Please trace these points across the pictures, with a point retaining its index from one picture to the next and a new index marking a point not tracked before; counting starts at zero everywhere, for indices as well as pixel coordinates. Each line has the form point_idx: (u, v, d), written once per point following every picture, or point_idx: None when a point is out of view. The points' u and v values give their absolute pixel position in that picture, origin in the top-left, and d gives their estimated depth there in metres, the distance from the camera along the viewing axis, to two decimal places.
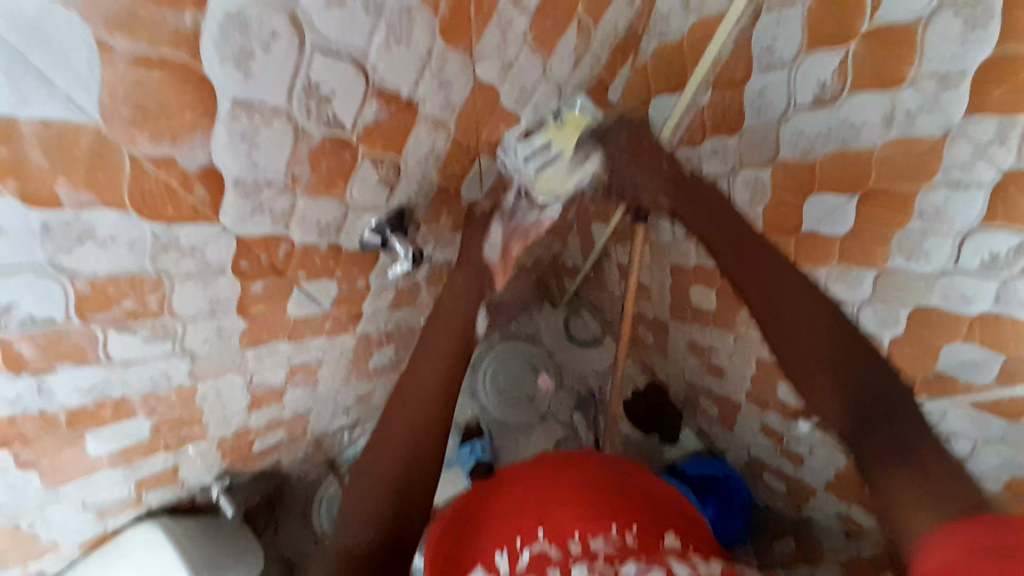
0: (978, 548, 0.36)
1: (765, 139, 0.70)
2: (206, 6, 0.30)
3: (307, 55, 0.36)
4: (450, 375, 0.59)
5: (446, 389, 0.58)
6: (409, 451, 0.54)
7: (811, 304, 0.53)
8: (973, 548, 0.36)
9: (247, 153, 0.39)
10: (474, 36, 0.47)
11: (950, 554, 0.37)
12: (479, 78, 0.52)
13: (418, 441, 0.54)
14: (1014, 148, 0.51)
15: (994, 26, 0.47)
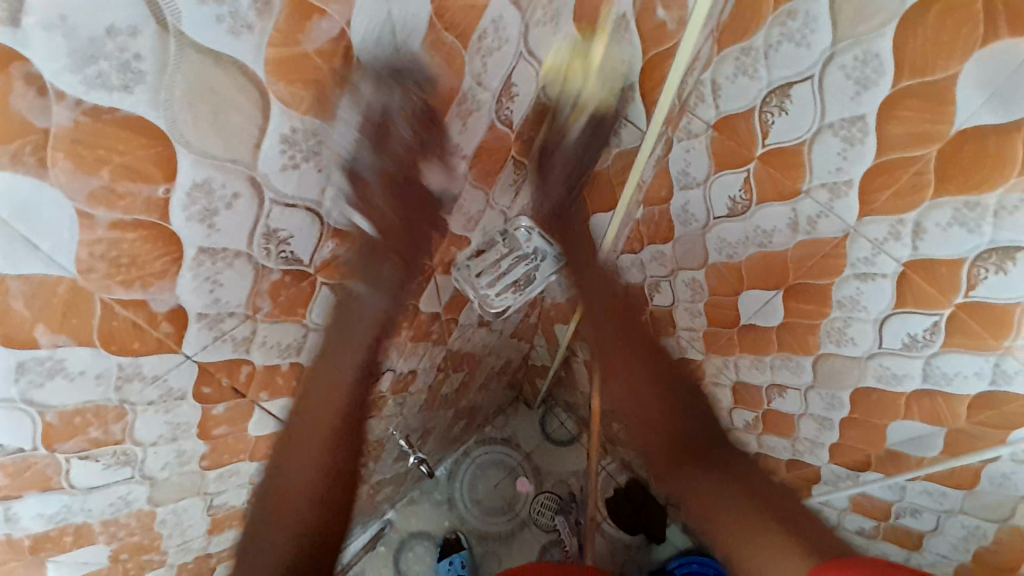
0: None
1: (695, 246, 0.77)
2: (175, 179, 0.36)
3: (265, 208, 0.42)
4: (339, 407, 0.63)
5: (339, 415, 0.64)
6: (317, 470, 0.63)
7: (672, 391, 0.84)
8: None
9: (210, 291, 0.44)
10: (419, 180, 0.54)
11: None
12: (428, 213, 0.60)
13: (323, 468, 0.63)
14: (907, 242, 0.55)
15: (869, 143, 0.52)
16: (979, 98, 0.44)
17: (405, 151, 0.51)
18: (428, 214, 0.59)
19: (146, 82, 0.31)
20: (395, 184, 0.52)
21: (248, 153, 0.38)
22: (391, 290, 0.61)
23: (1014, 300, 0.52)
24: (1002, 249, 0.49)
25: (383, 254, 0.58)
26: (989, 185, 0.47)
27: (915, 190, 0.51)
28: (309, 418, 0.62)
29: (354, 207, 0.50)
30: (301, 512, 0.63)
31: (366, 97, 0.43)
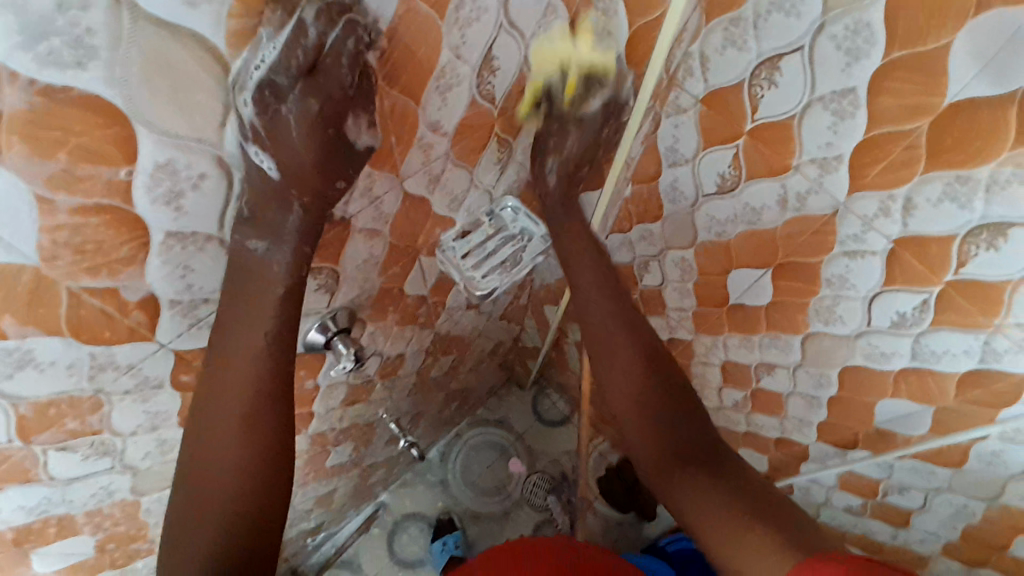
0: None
1: (684, 224, 0.76)
2: (136, 161, 0.34)
3: (235, 189, 0.41)
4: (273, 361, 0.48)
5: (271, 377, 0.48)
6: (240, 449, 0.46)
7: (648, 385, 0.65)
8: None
9: (181, 276, 0.43)
10: (398, 158, 0.52)
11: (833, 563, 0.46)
12: (409, 192, 0.58)
13: (255, 442, 0.47)
14: (897, 218, 0.54)
15: (860, 116, 0.50)
16: (973, 70, 0.42)
17: (337, 87, 0.41)
18: (349, 163, 0.46)
19: (101, 58, 0.29)
20: (320, 124, 0.42)
21: (213, 131, 0.37)
22: (299, 244, 0.46)
23: (1003, 278, 0.51)
24: (994, 225, 0.49)
25: (290, 203, 0.44)
26: (981, 160, 0.46)
27: (906, 164, 0.50)
28: (219, 391, 0.47)
29: (256, 142, 0.39)
30: (222, 518, 0.45)
31: (312, 32, 0.38)
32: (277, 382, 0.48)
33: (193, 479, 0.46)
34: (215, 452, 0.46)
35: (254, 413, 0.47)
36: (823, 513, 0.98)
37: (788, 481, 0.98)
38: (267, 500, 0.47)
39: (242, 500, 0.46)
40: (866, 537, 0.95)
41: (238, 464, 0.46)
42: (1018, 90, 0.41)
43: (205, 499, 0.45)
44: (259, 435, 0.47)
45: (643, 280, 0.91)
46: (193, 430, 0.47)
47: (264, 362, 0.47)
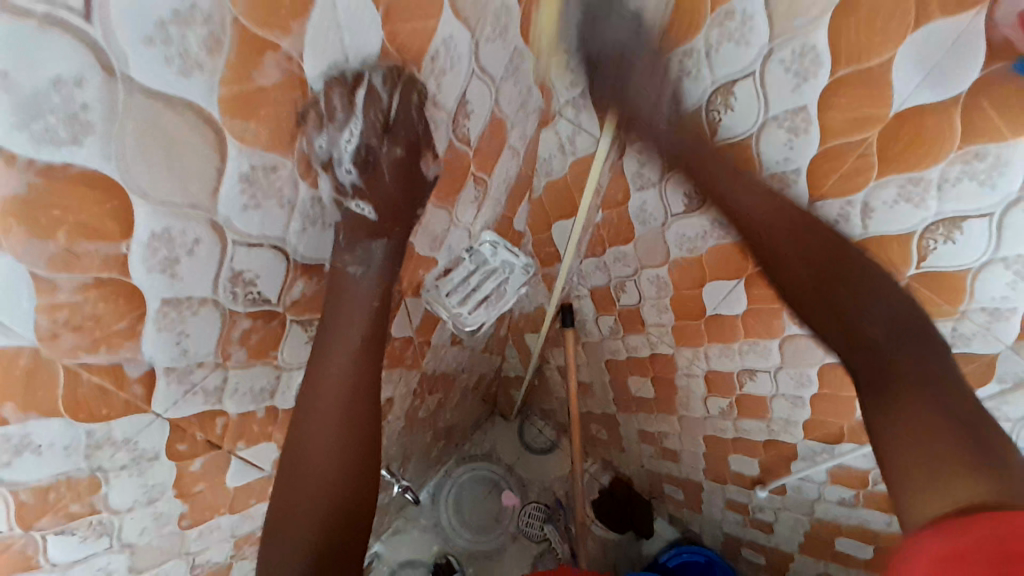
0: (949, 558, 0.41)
1: (656, 244, 0.78)
2: (131, 233, 0.34)
3: (228, 250, 0.41)
4: (360, 361, 0.55)
5: (364, 380, 0.56)
6: (339, 446, 0.54)
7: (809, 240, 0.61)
8: (939, 558, 0.41)
9: (176, 342, 0.42)
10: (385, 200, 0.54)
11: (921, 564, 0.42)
12: None
13: (349, 443, 0.55)
14: (857, 223, 0.58)
15: (812, 130, 0.54)
16: (915, 80, 0.47)
17: (408, 134, 0.50)
18: (419, 191, 0.55)
19: (95, 133, 0.29)
20: (402, 162, 0.51)
21: (205, 195, 0.37)
22: (387, 267, 0.55)
23: (961, 267, 0.56)
24: (948, 220, 0.53)
25: (380, 236, 0.53)
26: (929, 163, 0.50)
27: (859, 173, 0.54)
28: (317, 397, 0.54)
29: (357, 195, 0.48)
30: (323, 501, 0.53)
31: (382, 95, 0.45)
32: (366, 395, 0.56)
33: (288, 485, 0.53)
34: (312, 460, 0.54)
35: (349, 425, 0.54)
36: (818, 509, 1.00)
37: (780, 483, 1.00)
38: (354, 491, 0.55)
39: (334, 491, 0.53)
40: (862, 530, 0.97)
41: (331, 465, 0.54)
42: (961, 93, 0.45)
43: (299, 497, 0.53)
44: (356, 437, 0.55)
45: (620, 300, 0.93)
46: (289, 444, 0.54)
47: (358, 381, 0.55)
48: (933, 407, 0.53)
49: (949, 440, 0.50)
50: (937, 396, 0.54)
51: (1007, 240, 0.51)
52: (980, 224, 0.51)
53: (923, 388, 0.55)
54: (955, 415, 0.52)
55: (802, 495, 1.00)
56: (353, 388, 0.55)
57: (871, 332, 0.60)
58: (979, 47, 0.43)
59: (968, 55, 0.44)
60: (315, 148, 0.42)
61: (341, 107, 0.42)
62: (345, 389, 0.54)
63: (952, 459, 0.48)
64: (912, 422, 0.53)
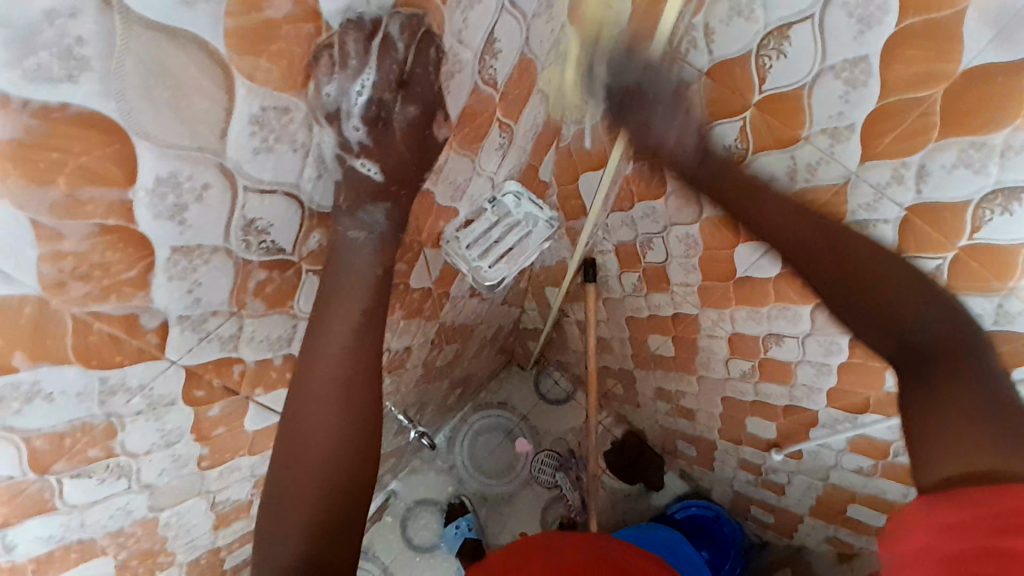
0: (948, 531, 0.42)
1: (687, 201, 0.75)
2: (135, 180, 0.32)
3: (240, 197, 0.39)
4: (363, 331, 0.48)
5: (366, 352, 0.48)
6: (336, 423, 0.46)
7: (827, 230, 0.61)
8: (941, 530, 0.43)
9: (187, 292, 0.41)
10: None
11: (924, 537, 0.44)
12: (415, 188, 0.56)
13: (350, 420, 0.47)
14: (911, 186, 0.54)
15: (872, 84, 0.50)
16: (986, 36, 0.43)
17: (426, 95, 0.45)
18: (432, 155, 0.49)
19: (92, 69, 0.27)
20: (417, 127, 0.46)
21: (213, 138, 0.34)
22: (390, 237, 0.49)
23: (1015, 240, 0.53)
24: (1008, 190, 0.50)
25: (384, 200, 0.47)
26: (994, 126, 0.46)
27: (920, 133, 0.51)
28: (313, 370, 0.47)
29: (363, 153, 0.43)
30: (317, 487, 0.45)
31: (398, 47, 0.41)
32: (370, 369, 0.49)
33: (282, 474, 0.46)
34: (307, 438, 0.46)
35: (349, 402, 0.47)
36: (833, 476, 0.99)
37: (796, 447, 0.99)
38: (356, 477, 0.47)
39: (332, 472, 0.46)
40: (876, 498, 0.96)
41: (331, 448, 0.46)
42: None
43: (292, 479, 0.45)
44: (358, 414, 0.47)
45: (645, 258, 0.90)
46: (285, 429, 0.47)
47: (360, 353, 0.48)
48: (981, 426, 0.47)
49: (985, 433, 0.46)
50: (985, 373, 0.52)
51: None
52: None
53: (963, 377, 0.51)
54: (996, 407, 0.48)
55: (818, 461, 0.99)
56: (354, 359, 0.48)
57: (902, 310, 0.57)
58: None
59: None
60: (324, 95, 0.39)
61: (356, 54, 0.38)
62: (345, 361, 0.47)
63: (963, 419, 0.48)
64: (955, 414, 0.49)
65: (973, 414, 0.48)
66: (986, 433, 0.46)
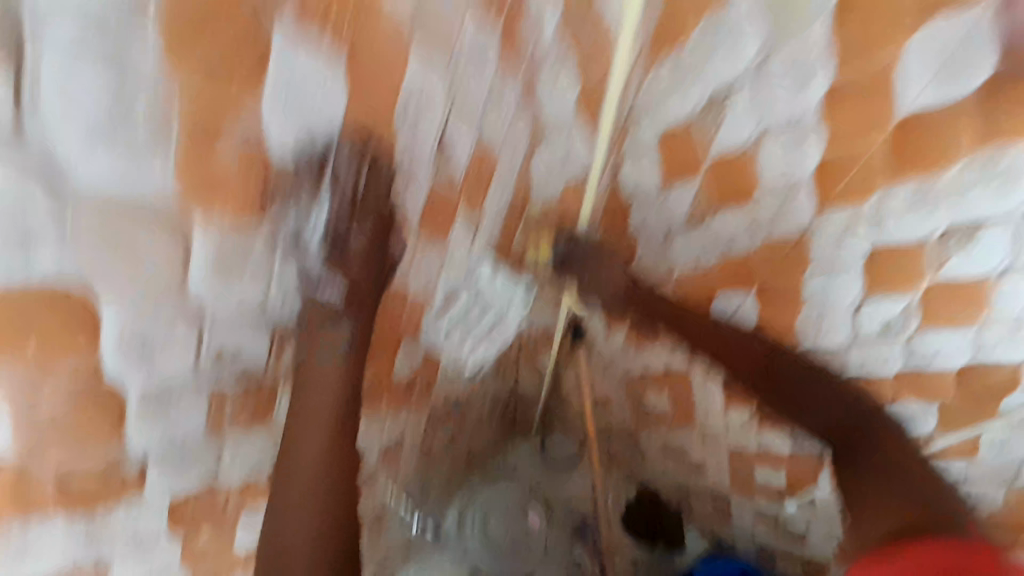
0: None
1: (658, 262, 0.77)
2: (99, 334, 0.34)
3: (206, 331, 0.40)
4: (338, 438, 0.49)
5: (342, 458, 0.50)
6: (319, 532, 0.48)
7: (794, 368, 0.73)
8: None
9: (163, 426, 0.41)
10: None
11: None
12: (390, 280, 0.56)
13: (331, 526, 0.48)
14: (866, 235, 0.58)
15: (814, 141, 0.53)
16: (921, 84, 0.46)
17: (376, 212, 0.46)
18: (388, 274, 0.51)
19: (48, 245, 0.29)
20: (375, 248, 0.48)
21: (174, 282, 0.36)
22: (356, 353, 0.50)
23: (980, 274, 0.55)
24: (965, 227, 0.53)
25: (346, 320, 0.48)
26: (946, 163, 0.49)
27: (867, 178, 0.53)
28: (292, 484, 0.48)
29: (324, 278, 0.45)
30: None
31: (348, 178, 0.43)
32: (346, 474, 0.50)
33: None
34: (293, 552, 0.47)
35: (329, 510, 0.48)
36: None
37: (810, 493, 0.97)
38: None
39: None
40: None
41: (316, 559, 0.47)
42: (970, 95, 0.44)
43: None
44: (339, 518, 0.49)
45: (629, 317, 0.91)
46: (267, 545, 0.47)
47: (337, 467, 0.49)
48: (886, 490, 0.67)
49: (897, 497, 0.66)
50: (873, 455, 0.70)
51: None
52: (996, 231, 0.52)
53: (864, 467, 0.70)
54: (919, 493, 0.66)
55: (833, 506, 0.96)
56: (332, 466, 0.49)
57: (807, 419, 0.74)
58: (994, 39, 0.41)
59: (981, 49, 0.42)
60: (280, 228, 0.41)
61: (308, 189, 0.41)
62: (323, 469, 0.49)
63: (885, 506, 0.66)
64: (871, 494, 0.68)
65: (894, 489, 0.67)
66: (891, 502, 0.66)
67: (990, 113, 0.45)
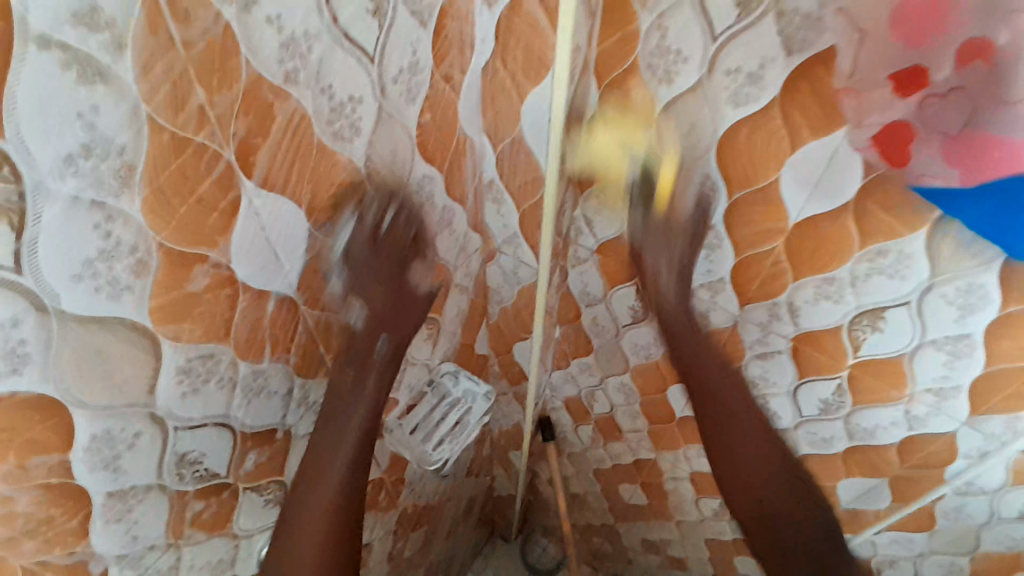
0: None
1: (613, 355, 0.82)
2: (72, 443, 0.37)
3: (170, 438, 0.43)
4: (352, 477, 0.53)
5: (353, 494, 0.54)
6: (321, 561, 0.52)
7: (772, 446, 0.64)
8: None
9: (126, 531, 0.44)
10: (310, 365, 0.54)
11: None
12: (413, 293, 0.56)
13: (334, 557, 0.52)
14: (786, 321, 0.63)
15: (726, 246, 0.60)
16: (804, 195, 0.52)
17: (395, 248, 0.54)
18: (415, 301, 0.56)
19: (33, 363, 0.33)
20: (396, 273, 0.54)
21: (144, 394, 0.40)
22: (381, 372, 0.55)
23: (893, 353, 0.59)
24: (870, 311, 0.57)
25: (376, 337, 0.54)
26: (839, 257, 0.55)
27: (778, 277, 0.60)
28: (305, 511, 0.52)
29: (349, 296, 0.53)
30: None
31: (366, 209, 0.51)
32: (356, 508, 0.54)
33: None
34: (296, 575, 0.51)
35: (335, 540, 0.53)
36: None
37: None
38: None
39: None
40: None
41: None
42: (845, 203, 0.51)
43: None
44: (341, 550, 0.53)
45: (594, 409, 0.94)
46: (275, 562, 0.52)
47: (347, 503, 0.53)
48: None
49: None
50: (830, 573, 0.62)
51: (929, 325, 0.55)
52: (901, 312, 0.55)
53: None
54: None
55: None
56: (342, 502, 0.53)
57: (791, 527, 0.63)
58: (855, 159, 0.48)
59: (848, 169, 0.49)
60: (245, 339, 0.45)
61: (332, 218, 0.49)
62: (333, 504, 0.53)
63: None
64: None
65: None
66: None
67: (864, 215, 0.51)
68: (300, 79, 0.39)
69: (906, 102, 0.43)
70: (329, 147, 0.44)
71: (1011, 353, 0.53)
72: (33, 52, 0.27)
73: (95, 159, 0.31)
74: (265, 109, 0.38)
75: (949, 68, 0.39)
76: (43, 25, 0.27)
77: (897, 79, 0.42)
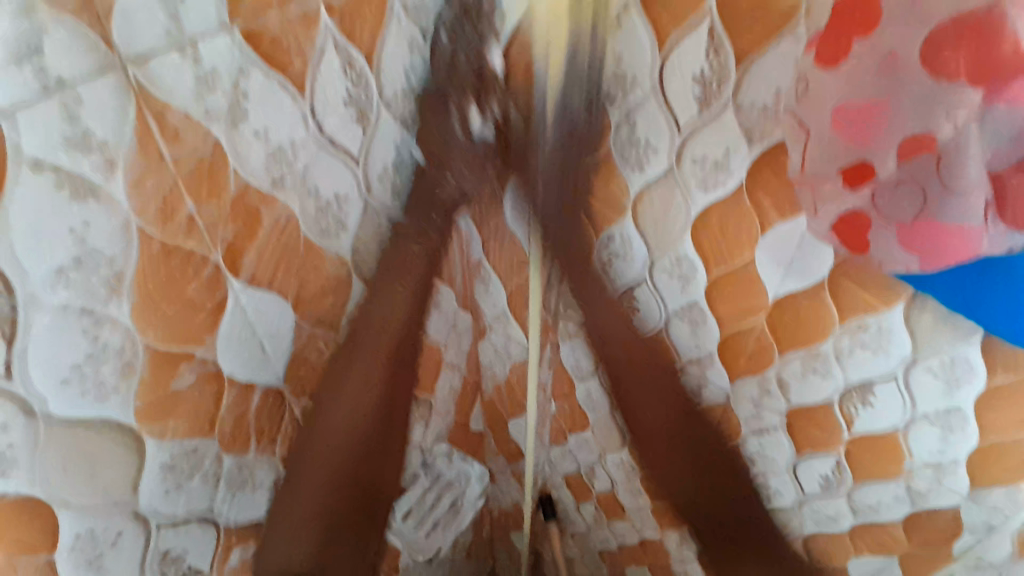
0: None
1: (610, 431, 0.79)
2: (58, 542, 0.36)
3: (152, 536, 0.42)
4: (402, 327, 0.58)
5: (401, 331, 0.58)
6: (369, 393, 0.56)
7: (678, 448, 0.69)
8: None
9: None
10: None
11: None
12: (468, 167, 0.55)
13: (374, 396, 0.57)
14: (779, 396, 0.62)
15: (710, 320, 0.61)
16: (779, 273, 0.54)
17: (466, 84, 0.52)
18: (471, 147, 0.54)
19: (20, 464, 0.33)
20: (458, 117, 0.53)
21: (126, 491, 0.40)
22: (448, 209, 0.57)
23: (889, 426, 0.56)
24: (858, 385, 0.56)
25: (442, 170, 0.55)
26: (822, 330, 0.55)
27: (764, 351, 0.60)
28: (366, 346, 0.55)
29: (412, 138, 0.53)
30: (340, 461, 0.56)
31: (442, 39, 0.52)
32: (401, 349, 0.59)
33: (310, 444, 0.53)
34: (347, 417, 0.55)
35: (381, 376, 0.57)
36: None
37: None
38: (372, 467, 0.61)
39: (356, 454, 0.57)
40: None
41: (355, 433, 0.56)
42: (823, 277, 0.52)
43: (321, 454, 0.54)
44: (383, 396, 0.58)
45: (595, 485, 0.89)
46: (325, 396, 0.53)
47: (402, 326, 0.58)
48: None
49: None
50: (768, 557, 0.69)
51: (920, 401, 0.53)
52: (889, 386, 0.54)
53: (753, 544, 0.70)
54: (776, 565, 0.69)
55: None
56: (395, 331, 0.58)
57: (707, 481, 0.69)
58: (824, 246, 0.50)
59: (818, 252, 0.51)
60: (228, 429, 0.46)
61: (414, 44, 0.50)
62: (390, 332, 0.57)
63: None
64: None
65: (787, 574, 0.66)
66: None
67: (840, 291, 0.52)
68: (288, 183, 0.43)
69: (858, 194, 0.43)
70: (314, 243, 0.47)
71: (1001, 430, 0.51)
72: (26, 172, 0.29)
73: (86, 270, 0.33)
74: (252, 214, 0.41)
75: (892, 162, 0.39)
76: (36, 150, 0.29)
77: (848, 173, 0.42)
